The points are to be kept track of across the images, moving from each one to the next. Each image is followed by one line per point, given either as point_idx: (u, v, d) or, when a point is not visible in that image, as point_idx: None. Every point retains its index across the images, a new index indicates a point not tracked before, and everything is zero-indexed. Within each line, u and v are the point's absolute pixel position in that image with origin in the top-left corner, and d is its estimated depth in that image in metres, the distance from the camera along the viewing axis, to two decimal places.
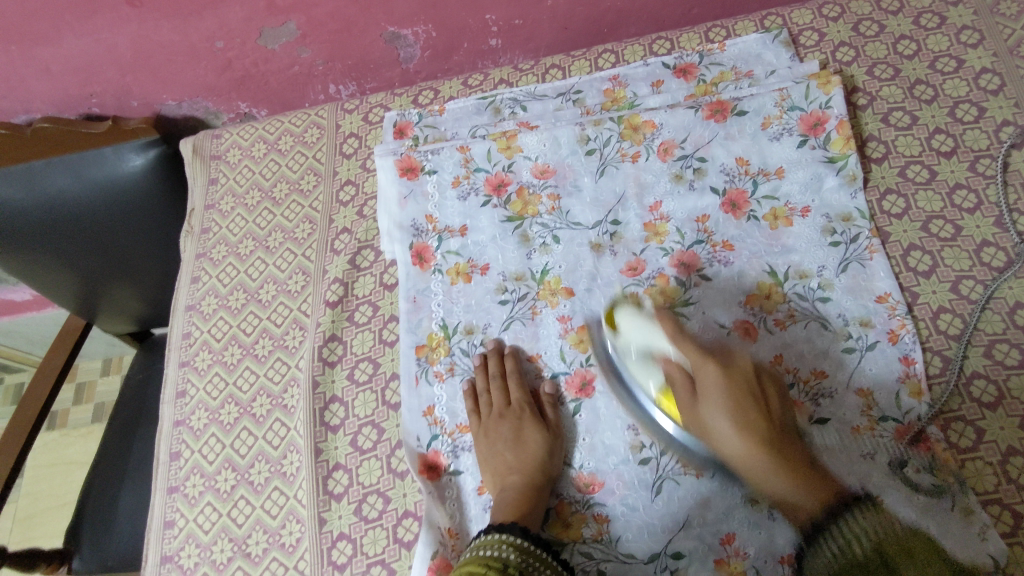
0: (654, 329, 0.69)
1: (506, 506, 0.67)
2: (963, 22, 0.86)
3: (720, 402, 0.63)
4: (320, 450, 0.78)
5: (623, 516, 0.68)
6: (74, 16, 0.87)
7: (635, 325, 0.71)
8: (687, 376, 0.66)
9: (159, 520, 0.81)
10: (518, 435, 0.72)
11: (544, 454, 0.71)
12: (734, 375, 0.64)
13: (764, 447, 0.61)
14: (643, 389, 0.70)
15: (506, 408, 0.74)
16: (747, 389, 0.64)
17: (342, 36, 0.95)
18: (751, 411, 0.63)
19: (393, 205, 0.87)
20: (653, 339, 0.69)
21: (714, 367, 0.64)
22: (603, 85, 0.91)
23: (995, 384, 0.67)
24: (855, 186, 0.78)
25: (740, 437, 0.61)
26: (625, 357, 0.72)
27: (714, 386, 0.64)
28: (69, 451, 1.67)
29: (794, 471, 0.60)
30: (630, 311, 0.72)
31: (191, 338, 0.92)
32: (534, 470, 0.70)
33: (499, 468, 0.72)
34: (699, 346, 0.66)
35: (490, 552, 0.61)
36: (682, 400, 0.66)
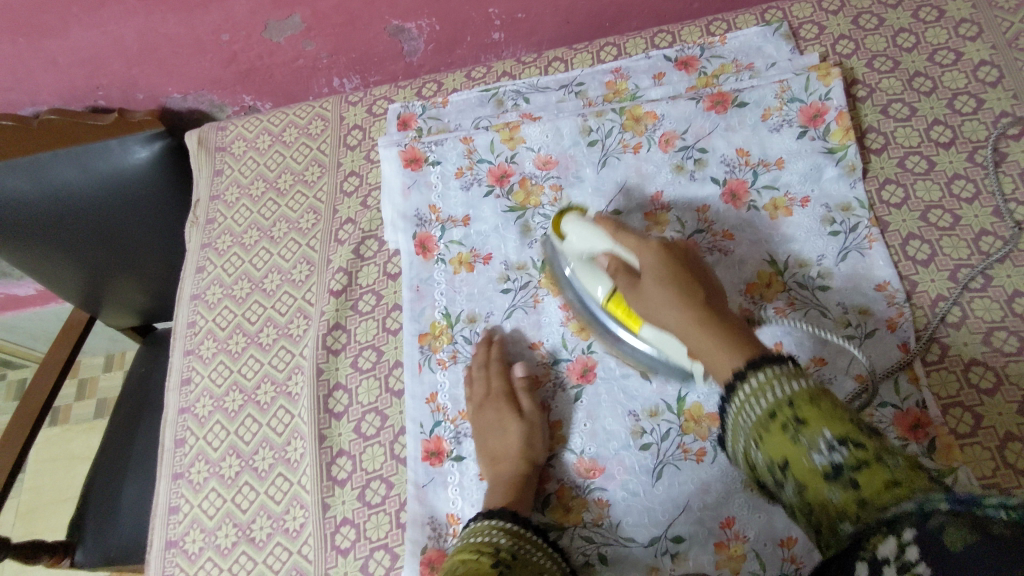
0: (591, 228, 0.68)
1: (494, 497, 0.68)
2: (962, 15, 0.87)
3: (654, 275, 0.61)
4: (324, 436, 0.78)
5: (624, 501, 0.69)
6: (82, 8, 0.88)
7: (577, 230, 0.69)
8: (628, 264, 0.64)
9: (164, 506, 0.82)
10: (498, 423, 0.72)
11: (523, 442, 0.71)
12: (673, 256, 0.62)
13: (705, 321, 0.57)
14: (594, 289, 0.70)
15: (486, 397, 0.75)
16: (684, 270, 0.61)
17: (347, 29, 0.96)
18: (692, 289, 0.60)
19: (397, 195, 0.88)
20: (593, 242, 0.67)
21: (653, 248, 0.62)
22: (605, 78, 0.92)
23: (994, 371, 0.68)
24: (854, 176, 0.79)
25: (680, 313, 0.59)
26: (574, 260, 0.71)
27: (653, 265, 0.61)
28: (72, 446, 1.67)
29: (736, 343, 0.55)
30: (573, 216, 0.72)
31: (196, 327, 0.93)
32: (518, 458, 0.70)
33: (487, 458, 0.72)
34: (636, 234, 0.64)
35: (481, 538, 0.61)
36: (626, 288, 0.64)
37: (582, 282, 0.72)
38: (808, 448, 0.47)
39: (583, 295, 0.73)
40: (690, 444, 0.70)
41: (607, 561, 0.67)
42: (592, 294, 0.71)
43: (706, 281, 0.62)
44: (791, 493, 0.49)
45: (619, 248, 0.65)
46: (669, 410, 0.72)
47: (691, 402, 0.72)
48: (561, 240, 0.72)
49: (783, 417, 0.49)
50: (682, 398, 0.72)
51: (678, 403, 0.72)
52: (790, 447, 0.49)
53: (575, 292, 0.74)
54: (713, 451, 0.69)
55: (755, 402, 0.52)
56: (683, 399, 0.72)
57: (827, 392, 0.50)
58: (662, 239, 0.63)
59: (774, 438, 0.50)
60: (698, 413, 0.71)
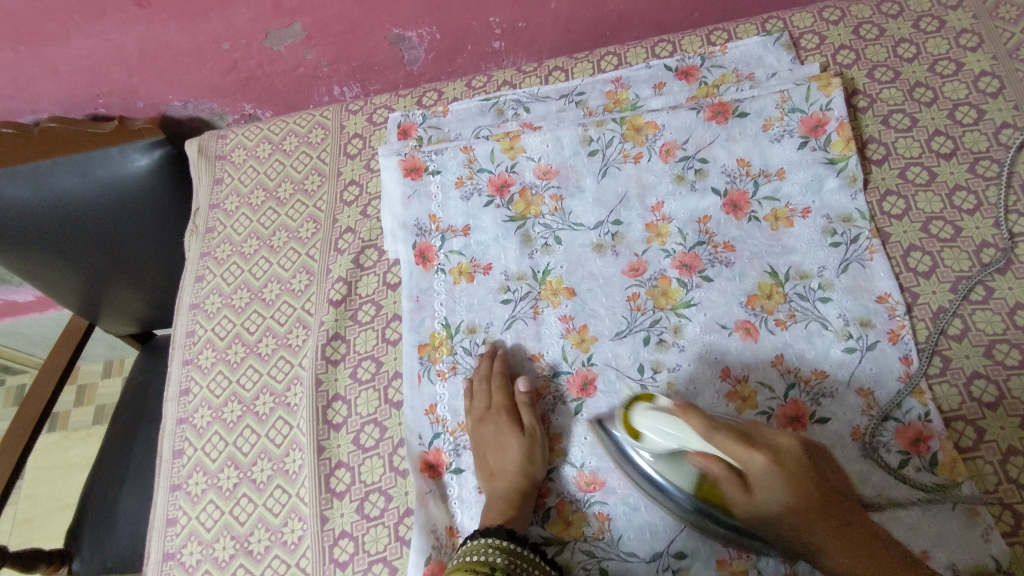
0: (678, 423, 0.58)
1: (490, 512, 0.68)
2: (963, 26, 0.87)
3: (773, 489, 0.55)
4: (323, 448, 0.78)
5: (625, 515, 0.69)
6: (83, 17, 0.88)
7: (659, 420, 0.60)
8: (730, 471, 0.57)
9: (162, 518, 0.81)
10: (498, 438, 0.72)
11: (522, 457, 0.71)
12: (786, 462, 0.55)
13: (830, 526, 0.55)
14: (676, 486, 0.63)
15: (486, 412, 0.74)
16: (804, 470, 0.56)
17: (347, 37, 0.96)
18: (815, 492, 0.55)
19: (397, 205, 0.88)
20: (680, 440, 0.58)
21: (762, 461, 0.54)
22: (605, 87, 0.92)
23: (995, 384, 0.67)
24: (855, 187, 0.79)
25: (807, 519, 0.55)
26: (649, 450, 0.62)
27: (769, 480, 0.55)
28: (70, 453, 1.67)
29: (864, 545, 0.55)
30: (642, 406, 0.63)
31: (194, 337, 0.92)
32: (516, 473, 0.70)
33: (484, 473, 0.72)
34: (739, 439, 0.55)
35: (476, 557, 0.61)
36: (732, 492, 0.57)
37: (660, 471, 0.64)
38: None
39: (658, 488, 0.65)
40: None
41: None
42: (673, 489, 0.64)
43: (812, 465, 0.57)
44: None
45: (716, 450, 0.56)
46: None
47: None
48: (632, 434, 0.64)
49: None
50: None
51: None
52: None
53: (640, 464, 0.66)
54: None
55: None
56: None
57: None
58: (764, 443, 0.56)
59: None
60: None
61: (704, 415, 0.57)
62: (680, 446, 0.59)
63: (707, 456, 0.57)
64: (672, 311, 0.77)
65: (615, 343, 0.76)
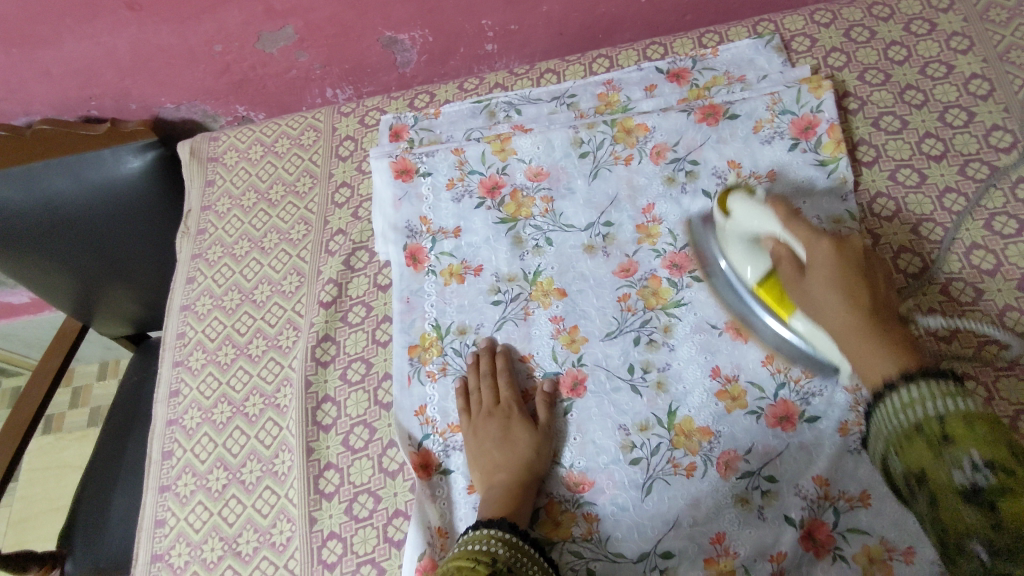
0: (762, 207, 0.66)
1: (489, 506, 0.67)
2: (953, 28, 0.87)
3: (822, 273, 0.60)
4: (312, 449, 0.78)
5: (613, 515, 0.69)
6: (75, 19, 0.88)
7: (747, 208, 0.67)
8: (795, 259, 0.63)
9: (150, 519, 0.81)
10: (505, 431, 0.72)
11: (531, 451, 0.71)
12: (848, 255, 0.60)
13: (863, 326, 0.58)
14: (741, 268, 0.70)
15: (495, 405, 0.74)
16: (860, 276, 0.60)
17: (340, 40, 0.96)
18: (864, 295, 0.59)
19: (388, 206, 0.88)
20: (759, 223, 0.66)
21: (828, 246, 0.60)
22: (597, 89, 0.92)
23: (984, 385, 0.67)
24: (846, 189, 0.79)
25: (843, 315, 0.59)
26: (733, 236, 0.70)
27: (825, 264, 0.60)
28: (64, 455, 1.66)
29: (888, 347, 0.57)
30: (739, 194, 0.70)
31: (185, 338, 0.92)
32: (521, 466, 0.70)
33: (485, 465, 0.71)
34: (812, 226, 0.62)
35: (478, 546, 0.61)
36: (788, 277, 0.63)
37: (733, 263, 0.71)
38: (951, 464, 0.48)
39: (733, 278, 0.72)
40: (680, 459, 0.69)
41: None
42: (738, 273, 0.71)
43: (873, 282, 0.61)
44: (923, 503, 0.50)
45: (789, 236, 0.63)
46: (659, 424, 0.71)
47: (682, 416, 0.71)
48: (723, 216, 0.71)
49: (930, 432, 0.50)
50: (673, 412, 0.71)
51: (668, 417, 0.71)
52: (928, 458, 0.50)
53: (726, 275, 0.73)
54: (704, 466, 0.68)
55: (904, 412, 0.53)
56: (673, 413, 0.71)
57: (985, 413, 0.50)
58: (836, 235, 0.61)
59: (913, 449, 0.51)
60: (689, 428, 0.70)
61: (789, 208, 0.64)
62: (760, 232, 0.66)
63: (778, 239, 0.64)
64: (662, 312, 0.77)
65: (606, 343, 0.76)
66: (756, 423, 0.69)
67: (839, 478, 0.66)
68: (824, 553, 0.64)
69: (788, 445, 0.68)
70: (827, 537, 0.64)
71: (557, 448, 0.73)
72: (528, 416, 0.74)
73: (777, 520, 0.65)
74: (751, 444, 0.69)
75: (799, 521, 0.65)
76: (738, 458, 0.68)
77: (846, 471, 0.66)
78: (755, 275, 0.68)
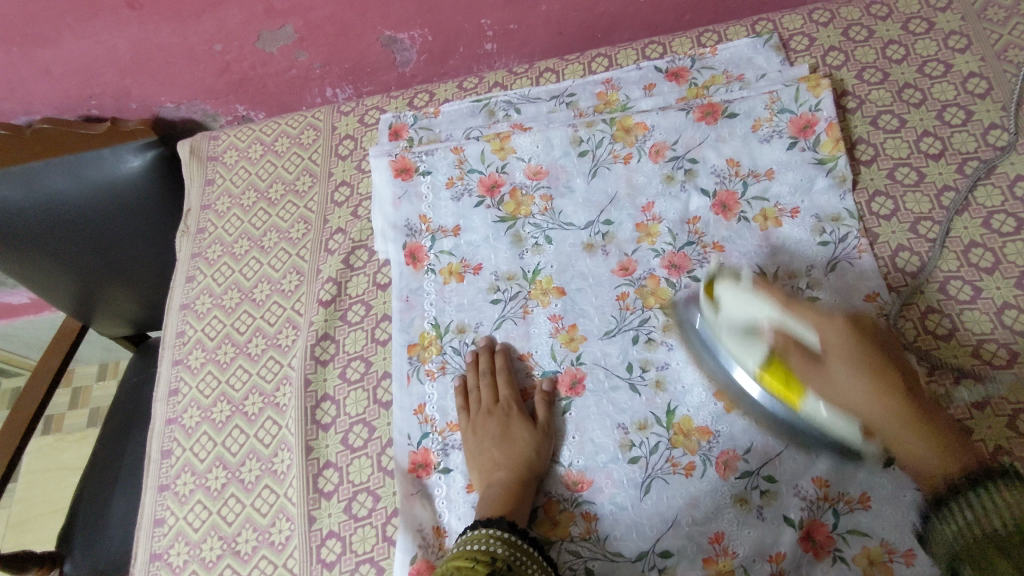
0: (755, 296, 0.63)
1: (489, 503, 0.67)
2: (951, 27, 0.87)
3: (844, 357, 0.56)
4: (311, 447, 0.78)
5: (612, 515, 0.69)
6: (75, 18, 0.88)
7: (738, 296, 0.64)
8: (804, 344, 0.58)
9: (150, 518, 0.81)
10: (504, 430, 0.72)
11: (531, 450, 0.71)
12: (863, 334, 0.57)
13: (898, 413, 0.55)
14: (744, 364, 0.65)
15: (495, 404, 0.74)
16: (885, 358, 0.56)
17: (339, 39, 0.96)
18: (892, 377, 0.55)
19: (387, 205, 0.88)
20: (757, 312, 0.62)
21: (840, 329, 0.57)
22: (596, 88, 0.92)
23: (983, 385, 0.67)
24: (845, 188, 0.79)
25: (872, 400, 0.55)
26: (725, 330, 0.66)
27: (845, 350, 0.56)
28: (63, 456, 1.66)
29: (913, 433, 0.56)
30: (724, 284, 0.67)
31: (184, 337, 0.92)
32: (521, 465, 0.70)
33: (484, 464, 0.71)
34: (816, 309, 0.59)
35: (476, 545, 0.61)
36: (800, 365, 0.58)
37: (732, 352, 0.66)
38: None
39: (730, 362, 0.67)
40: (679, 458, 0.69)
41: None
42: (742, 367, 0.66)
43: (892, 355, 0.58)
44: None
45: (791, 320, 0.59)
46: (658, 423, 0.71)
47: (680, 415, 0.71)
48: (714, 308, 0.67)
49: None
50: (671, 411, 0.72)
51: (667, 416, 0.71)
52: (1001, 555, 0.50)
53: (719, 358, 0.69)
54: (702, 465, 0.68)
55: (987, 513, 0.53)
56: (672, 412, 0.71)
57: None
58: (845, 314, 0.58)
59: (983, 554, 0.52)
60: (687, 427, 0.71)
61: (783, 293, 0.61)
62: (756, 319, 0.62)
63: (778, 327, 0.60)
64: (660, 311, 0.77)
65: (605, 342, 0.76)
66: None
67: (838, 478, 0.66)
68: (824, 554, 0.64)
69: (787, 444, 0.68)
70: (827, 537, 0.64)
71: (557, 447, 0.73)
72: (527, 415, 0.74)
73: (776, 519, 0.66)
74: (750, 443, 0.69)
75: (797, 522, 0.65)
76: (737, 458, 0.68)
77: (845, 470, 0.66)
78: (757, 363, 0.63)
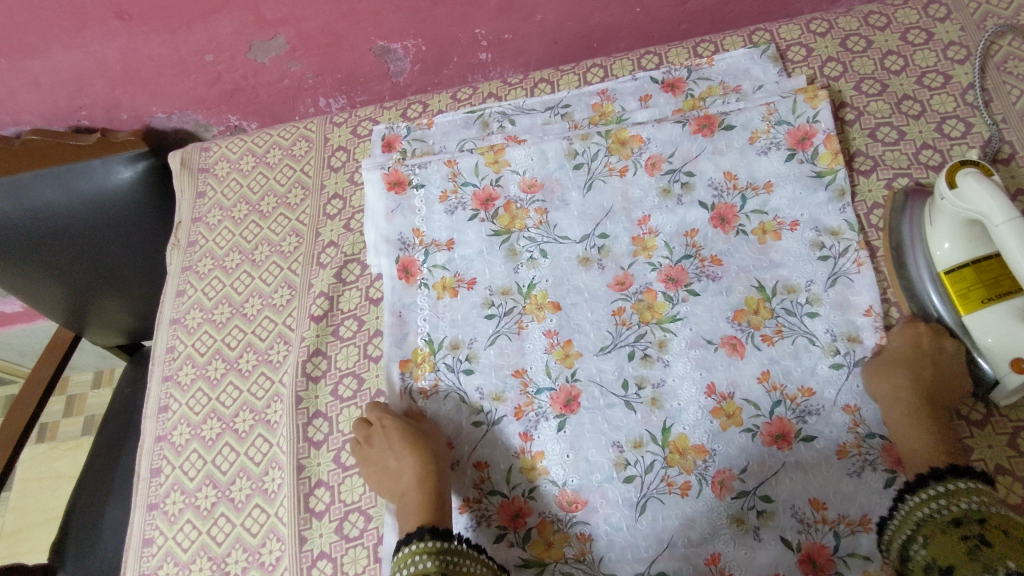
0: (994, 192, 0.62)
1: (407, 512, 0.68)
2: (950, 38, 0.87)
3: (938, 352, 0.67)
4: (302, 466, 0.77)
5: (607, 535, 0.68)
6: (63, 29, 0.87)
7: (977, 186, 0.63)
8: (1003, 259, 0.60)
9: (139, 538, 0.80)
10: (391, 442, 0.72)
11: (427, 444, 0.72)
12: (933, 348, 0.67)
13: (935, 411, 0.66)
14: (937, 245, 0.68)
15: (371, 431, 0.74)
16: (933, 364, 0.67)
17: (332, 50, 0.95)
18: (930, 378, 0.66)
19: (380, 218, 0.86)
20: (985, 210, 0.62)
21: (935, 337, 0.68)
22: (591, 100, 0.91)
23: (983, 404, 0.68)
24: (844, 200, 0.78)
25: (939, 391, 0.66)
26: (944, 212, 0.67)
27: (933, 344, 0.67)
28: (58, 464, 1.65)
29: (892, 370, 0.67)
30: (974, 171, 0.65)
31: (174, 352, 0.91)
32: (422, 459, 0.70)
33: (386, 480, 0.72)
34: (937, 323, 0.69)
35: (409, 568, 0.62)
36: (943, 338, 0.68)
37: (931, 238, 0.69)
38: (983, 568, 0.52)
39: (921, 252, 0.71)
40: (675, 477, 0.69)
41: None
42: (929, 248, 0.70)
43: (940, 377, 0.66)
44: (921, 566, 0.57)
45: (1007, 229, 0.59)
46: (653, 442, 0.70)
47: (676, 433, 0.70)
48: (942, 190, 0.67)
49: (968, 530, 0.55)
50: (667, 429, 0.71)
51: (662, 434, 0.71)
52: (959, 555, 0.54)
53: (911, 274, 0.71)
54: (698, 485, 0.68)
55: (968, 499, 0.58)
56: (668, 430, 0.71)
57: (981, 522, 0.55)
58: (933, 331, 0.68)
59: (943, 537, 0.56)
60: (683, 445, 0.70)
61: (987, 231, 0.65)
62: (978, 214, 0.62)
63: (996, 234, 0.61)
64: (657, 326, 0.76)
65: (600, 358, 0.75)
66: (752, 442, 0.69)
67: (836, 500, 0.66)
68: None
69: (785, 463, 0.68)
70: (827, 560, 0.64)
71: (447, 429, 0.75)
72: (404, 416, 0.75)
73: (774, 540, 0.66)
74: (747, 463, 0.68)
75: (796, 544, 0.65)
76: (733, 477, 0.68)
77: (844, 492, 0.66)
78: (949, 253, 0.67)
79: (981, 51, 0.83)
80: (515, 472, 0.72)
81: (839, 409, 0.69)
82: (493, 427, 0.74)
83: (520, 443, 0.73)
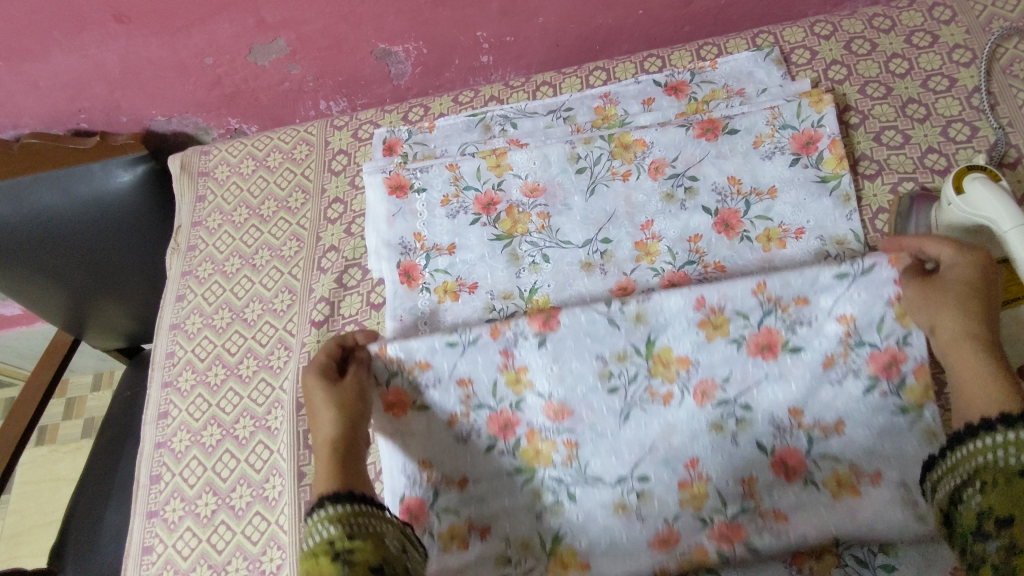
0: (1000, 197, 0.62)
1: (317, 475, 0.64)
2: (955, 41, 0.86)
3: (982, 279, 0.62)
4: (302, 474, 0.76)
5: (592, 441, 0.70)
6: (62, 32, 0.87)
7: (982, 192, 0.63)
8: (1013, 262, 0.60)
9: (138, 546, 0.79)
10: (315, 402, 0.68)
11: (347, 405, 0.67)
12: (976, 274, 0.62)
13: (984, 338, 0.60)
14: None
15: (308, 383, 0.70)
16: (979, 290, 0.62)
17: (333, 53, 0.94)
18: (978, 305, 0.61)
19: (381, 222, 0.86)
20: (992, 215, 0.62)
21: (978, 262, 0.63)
22: (593, 103, 0.90)
23: None
24: (849, 207, 0.77)
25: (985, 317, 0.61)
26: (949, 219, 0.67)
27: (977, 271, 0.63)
28: (57, 467, 1.64)
29: (968, 304, 0.61)
30: (980, 176, 0.65)
31: (174, 358, 0.91)
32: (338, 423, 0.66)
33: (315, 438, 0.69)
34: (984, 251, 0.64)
35: (316, 537, 0.55)
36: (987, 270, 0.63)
37: None
38: None
39: None
40: (658, 387, 0.69)
41: (575, 497, 0.70)
42: None
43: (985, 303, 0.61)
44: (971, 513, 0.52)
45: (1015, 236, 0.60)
46: (638, 353, 0.69)
47: (661, 345, 0.69)
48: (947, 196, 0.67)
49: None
50: (651, 342, 0.68)
51: (647, 346, 0.68)
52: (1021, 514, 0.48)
53: None
54: (681, 394, 0.69)
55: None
56: (652, 342, 0.68)
57: None
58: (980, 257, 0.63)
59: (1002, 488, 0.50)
60: (667, 357, 0.69)
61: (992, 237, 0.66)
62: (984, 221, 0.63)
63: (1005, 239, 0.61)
64: None
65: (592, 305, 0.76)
66: (738, 352, 0.68)
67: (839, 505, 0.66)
68: (794, 477, 0.68)
69: (768, 373, 0.68)
70: (798, 462, 0.68)
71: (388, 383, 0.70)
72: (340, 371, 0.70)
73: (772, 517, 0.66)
74: (730, 372, 0.68)
75: (770, 448, 0.69)
76: (715, 386, 0.69)
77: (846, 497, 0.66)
78: None
79: (987, 54, 0.83)
80: (499, 386, 0.70)
81: (832, 319, 0.67)
82: (469, 347, 0.68)
83: (501, 359, 0.69)
